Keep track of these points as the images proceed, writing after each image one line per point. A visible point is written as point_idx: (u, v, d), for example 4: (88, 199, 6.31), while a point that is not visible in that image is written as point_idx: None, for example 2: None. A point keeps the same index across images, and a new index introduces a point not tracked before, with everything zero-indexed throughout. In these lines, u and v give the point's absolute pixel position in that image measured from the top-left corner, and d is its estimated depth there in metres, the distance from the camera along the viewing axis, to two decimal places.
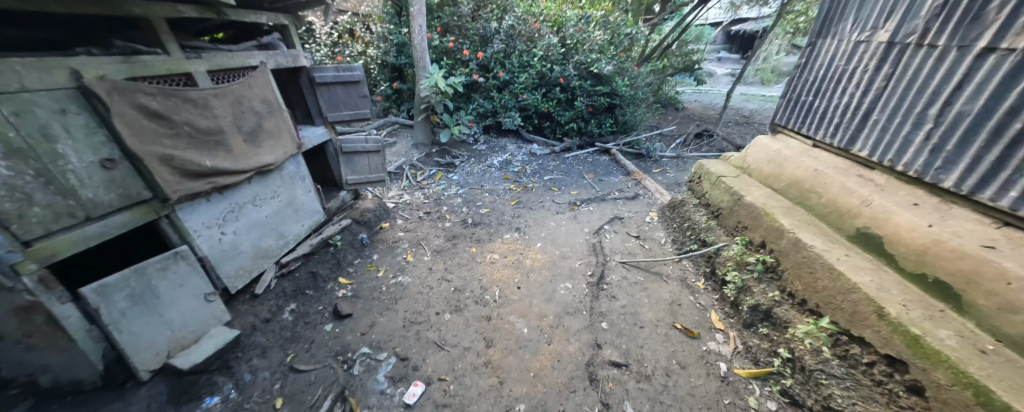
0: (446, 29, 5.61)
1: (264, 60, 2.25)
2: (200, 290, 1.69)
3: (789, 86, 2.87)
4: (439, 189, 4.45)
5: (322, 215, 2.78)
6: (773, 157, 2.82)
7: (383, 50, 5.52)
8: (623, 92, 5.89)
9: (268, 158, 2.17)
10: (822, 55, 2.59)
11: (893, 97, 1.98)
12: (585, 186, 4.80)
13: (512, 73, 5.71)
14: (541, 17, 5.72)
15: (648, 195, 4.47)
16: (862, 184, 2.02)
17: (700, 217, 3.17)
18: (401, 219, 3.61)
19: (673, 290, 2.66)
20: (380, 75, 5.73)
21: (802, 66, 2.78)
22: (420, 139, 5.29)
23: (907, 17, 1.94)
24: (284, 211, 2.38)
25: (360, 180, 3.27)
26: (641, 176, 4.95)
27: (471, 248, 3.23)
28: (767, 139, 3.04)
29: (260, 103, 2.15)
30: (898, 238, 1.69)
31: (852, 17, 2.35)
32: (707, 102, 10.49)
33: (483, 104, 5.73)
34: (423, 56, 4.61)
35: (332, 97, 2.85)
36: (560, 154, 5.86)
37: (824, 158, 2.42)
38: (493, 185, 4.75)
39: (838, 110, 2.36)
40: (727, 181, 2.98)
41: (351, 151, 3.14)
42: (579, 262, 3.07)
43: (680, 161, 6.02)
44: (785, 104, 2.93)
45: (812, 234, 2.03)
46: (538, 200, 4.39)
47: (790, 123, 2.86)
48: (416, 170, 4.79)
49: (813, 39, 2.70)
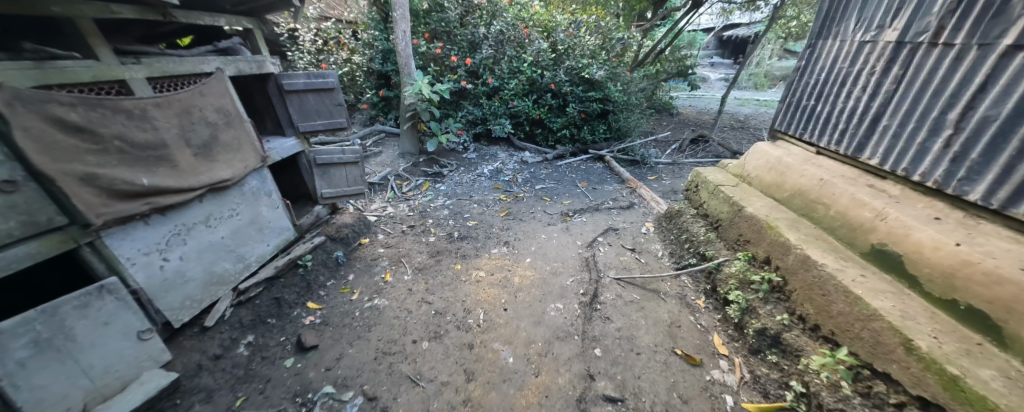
0: (435, 35, 5.50)
1: (220, 66, 2.07)
2: (131, 327, 1.49)
3: (789, 90, 2.73)
4: (425, 201, 4.27)
5: (292, 232, 2.58)
6: (774, 165, 2.66)
7: (368, 57, 5.37)
8: (616, 97, 5.76)
9: (224, 173, 1.97)
10: (823, 56, 2.45)
11: (905, 100, 1.83)
12: (578, 195, 4.63)
13: (502, 79, 5.56)
14: (531, 21, 5.59)
15: (643, 205, 4.30)
16: (874, 195, 1.86)
17: (699, 228, 3.00)
18: (383, 234, 3.40)
19: (671, 310, 2.47)
20: (366, 82, 5.59)
21: (802, 68, 2.64)
22: (406, 148, 5.09)
23: (917, 14, 1.79)
24: (245, 230, 2.18)
25: (336, 193, 3.07)
26: (636, 184, 4.79)
27: (456, 265, 3.02)
28: (766, 146, 2.88)
29: (214, 113, 1.96)
30: (920, 258, 1.51)
31: (856, 16, 2.20)
32: (702, 107, 10.42)
33: (472, 112, 5.58)
34: (408, 62, 4.44)
35: (303, 105, 2.68)
36: (552, 162, 5.70)
37: (829, 166, 2.25)
38: (482, 195, 4.56)
39: (844, 115, 2.21)
40: (726, 191, 2.83)
41: (326, 163, 2.96)
42: (570, 279, 2.87)
43: (675, 168, 5.88)
44: (784, 109, 2.78)
45: (822, 251, 1.86)
46: (529, 210, 4.21)
47: (791, 129, 2.71)
48: (402, 180, 4.60)
49: (813, 40, 2.56)
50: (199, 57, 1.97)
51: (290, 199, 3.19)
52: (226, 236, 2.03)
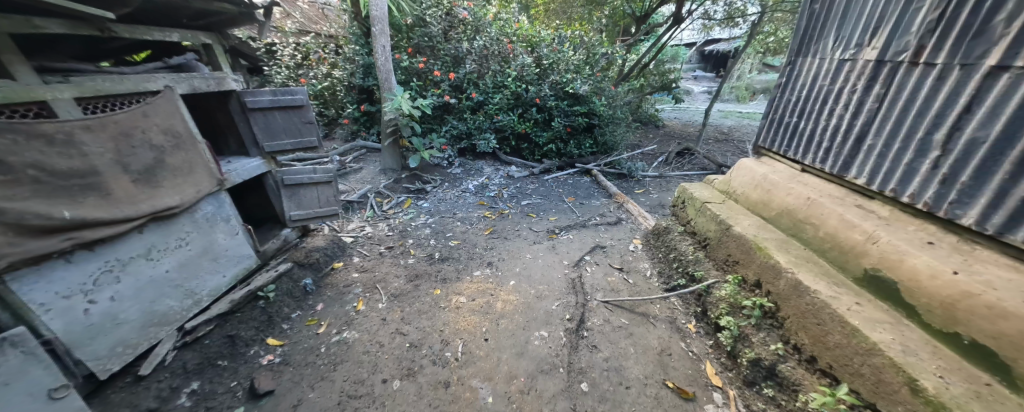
0: (418, 50, 5.43)
1: (170, 84, 1.95)
2: (40, 384, 1.33)
3: (771, 106, 2.70)
4: (406, 219, 4.10)
5: (254, 259, 2.42)
6: (759, 182, 2.61)
7: (349, 71, 5.24)
8: (601, 111, 5.75)
9: (169, 200, 1.83)
10: (804, 74, 2.43)
11: (888, 119, 1.78)
12: (564, 211, 4.53)
13: (486, 93, 5.50)
14: (514, 36, 5.57)
15: (631, 220, 4.22)
16: (863, 217, 1.79)
17: (687, 247, 2.91)
18: (358, 257, 3.22)
19: (661, 335, 2.34)
20: (347, 97, 5.43)
21: (783, 85, 2.62)
22: (388, 164, 4.94)
23: (896, 33, 1.76)
24: (197, 261, 2.02)
25: (307, 215, 2.92)
26: (623, 198, 4.73)
27: (436, 290, 2.85)
28: (751, 162, 2.84)
29: (159, 135, 1.83)
30: (917, 286, 1.42)
31: (834, 34, 2.19)
32: (687, 120, 10.58)
33: (457, 126, 5.49)
34: (388, 77, 4.33)
35: (268, 123, 2.55)
36: (538, 176, 5.62)
37: (816, 185, 2.20)
38: (466, 212, 4.42)
39: (827, 133, 2.17)
40: (713, 209, 2.76)
41: (295, 184, 2.82)
42: (555, 303, 2.73)
43: (662, 181, 5.86)
44: (767, 126, 2.75)
45: (813, 275, 1.78)
46: (514, 228, 4.08)
47: (775, 146, 2.68)
48: (383, 198, 4.44)
49: (793, 57, 2.54)
50: (145, 75, 1.84)
51: (258, 222, 2.99)
52: (172, 270, 1.88)
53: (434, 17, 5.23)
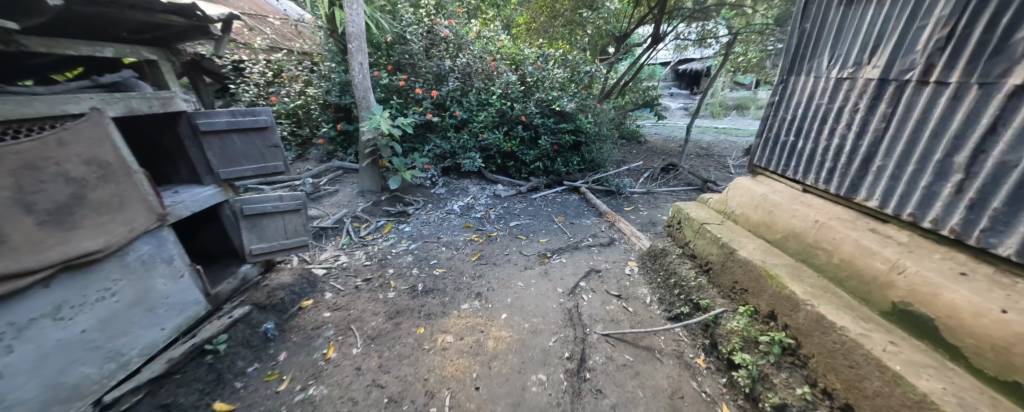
0: (398, 67, 5.28)
1: (99, 105, 1.69)
2: None
3: (765, 125, 2.64)
4: (386, 245, 3.80)
5: (204, 304, 2.10)
6: (759, 202, 2.51)
7: (324, 89, 4.99)
8: (587, 129, 5.69)
9: (89, 243, 1.55)
10: (798, 92, 2.37)
11: (898, 140, 1.70)
12: (555, 232, 4.34)
13: (470, 111, 5.34)
14: (498, 54, 5.49)
15: (623, 241, 4.07)
16: (882, 243, 1.67)
17: (687, 271, 2.76)
18: (331, 292, 2.89)
19: (671, 374, 2.14)
20: (322, 116, 5.16)
21: (776, 103, 2.56)
22: (367, 185, 4.63)
23: (899, 51, 1.70)
24: (125, 315, 1.71)
25: (270, 247, 2.61)
26: (614, 217, 4.60)
27: (419, 328, 2.55)
28: (748, 181, 2.75)
29: (79, 166, 1.57)
30: (962, 325, 1.29)
31: (829, 53, 2.14)
32: (668, 135, 10.79)
33: (440, 145, 5.29)
34: (366, 95, 4.09)
35: (226, 147, 2.29)
36: (526, 194, 5.44)
37: (822, 206, 2.09)
38: (451, 235, 4.16)
39: (830, 153, 2.08)
40: (714, 230, 2.63)
41: (257, 213, 2.51)
42: (552, 338, 2.49)
43: (650, 197, 5.80)
44: (762, 144, 2.68)
45: (835, 308, 1.63)
46: (503, 252, 3.85)
47: (772, 165, 2.60)
48: (360, 222, 4.13)
49: (785, 76, 2.50)
50: (66, 95, 1.58)
51: (213, 258, 2.63)
52: (90, 329, 1.57)
53: (414, 35, 5.09)
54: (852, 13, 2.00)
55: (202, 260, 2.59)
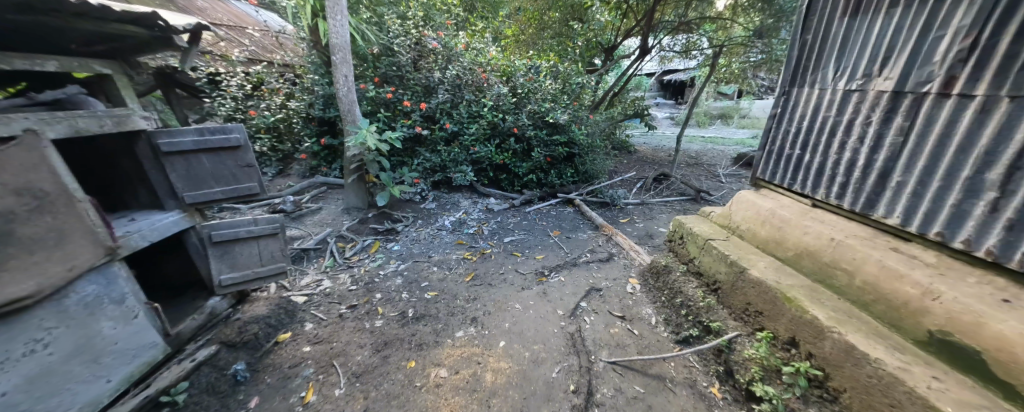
0: (386, 79, 5.13)
1: (37, 126, 1.45)
2: None
3: (767, 137, 2.57)
4: (374, 266, 3.57)
5: (163, 347, 1.84)
6: (767, 218, 2.41)
7: (307, 102, 4.80)
8: (580, 140, 5.61)
9: (16, 288, 1.32)
10: (801, 104, 2.31)
11: (919, 155, 1.62)
12: (551, 247, 4.18)
13: (460, 124, 5.19)
14: (488, 66, 5.39)
15: (622, 256, 3.93)
16: (909, 264, 1.57)
17: (694, 290, 2.63)
18: (312, 322, 2.64)
19: (686, 407, 1.97)
20: (304, 130, 4.93)
21: (778, 115, 2.49)
22: (352, 202, 4.39)
23: (915, 63, 1.64)
24: (61, 369, 1.46)
25: (243, 276, 2.37)
26: (611, 230, 4.47)
27: (410, 362, 2.33)
28: (752, 195, 2.66)
29: (6, 197, 1.33)
30: (1016, 360, 1.17)
31: (834, 65, 2.08)
32: (657, 144, 10.86)
33: (430, 159, 5.10)
34: (351, 109, 3.90)
35: (193, 169, 2.07)
36: (519, 208, 5.28)
37: (835, 223, 2.00)
38: (443, 253, 3.95)
39: (841, 167, 2.00)
40: (720, 247, 2.51)
41: (228, 239, 2.28)
42: (555, 368, 2.30)
43: (645, 208, 5.72)
44: (765, 157, 2.60)
45: (864, 337, 1.51)
46: (498, 271, 3.65)
47: (776, 178, 2.52)
48: (345, 242, 3.89)
49: (786, 88, 2.44)
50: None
51: (178, 289, 2.37)
52: (13, 390, 1.32)
53: (402, 46, 4.96)
54: (857, 25, 1.95)
55: (165, 292, 2.33)
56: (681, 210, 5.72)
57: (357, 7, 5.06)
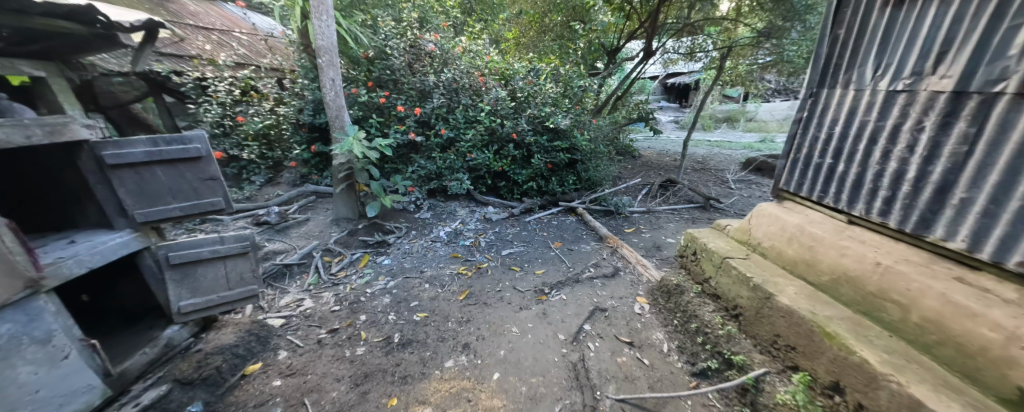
0: (380, 84, 4.94)
1: None
2: None
3: (793, 144, 2.30)
4: (361, 283, 3.33)
5: (101, 391, 1.59)
6: (794, 235, 2.14)
7: (296, 107, 4.60)
8: (583, 146, 5.35)
9: None
10: (833, 107, 2.04)
11: (990, 167, 1.35)
12: (552, 261, 3.91)
13: (457, 129, 4.96)
14: (486, 69, 5.17)
15: (629, 271, 3.66)
16: (982, 300, 1.30)
17: (711, 315, 2.36)
18: (286, 350, 2.38)
19: None
20: (294, 136, 4.73)
21: (804, 120, 2.23)
22: (342, 213, 4.15)
23: (982, 58, 1.37)
24: None
25: (207, 302, 2.14)
26: (616, 242, 4.20)
27: (391, 400, 2.06)
28: (775, 207, 2.39)
29: None
30: None
31: (873, 62, 1.82)
32: (661, 149, 10.58)
33: (425, 166, 4.89)
34: (339, 114, 3.67)
35: (146, 183, 1.85)
36: (519, 217, 5.03)
37: (879, 243, 1.73)
38: (436, 268, 3.69)
39: (884, 180, 1.74)
40: (741, 267, 2.25)
41: (189, 261, 2.06)
42: (556, 407, 2.03)
43: (651, 217, 5.44)
44: (790, 165, 2.34)
45: (932, 391, 1.23)
46: (494, 287, 3.39)
47: (803, 190, 2.25)
48: (332, 256, 3.66)
49: (813, 89, 2.17)
50: None
51: (135, 316, 2.17)
52: None
53: (396, 49, 4.77)
54: (902, 16, 1.69)
55: (120, 319, 2.14)
56: (690, 219, 5.43)
57: (350, 9, 4.88)
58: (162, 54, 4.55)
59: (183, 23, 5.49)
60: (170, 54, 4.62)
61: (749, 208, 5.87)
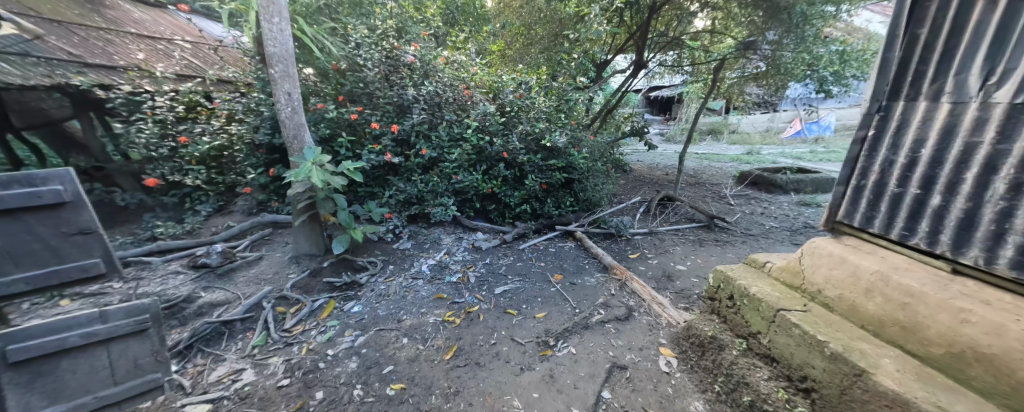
0: (352, 98, 4.43)
1: None
2: None
3: (862, 170, 1.89)
4: (322, 340, 2.69)
5: None
6: (873, 285, 1.71)
7: (252, 126, 3.98)
8: (580, 165, 4.90)
9: None
10: (916, 125, 1.66)
11: None
12: (554, 300, 3.36)
13: (440, 149, 4.41)
14: (472, 82, 4.70)
15: (644, 310, 3.16)
16: None
17: (768, 385, 1.89)
18: None
19: None
20: (249, 159, 4.09)
21: (870, 140, 1.85)
22: (303, 249, 3.49)
23: None
24: None
25: (78, 408, 1.52)
26: (624, 273, 3.69)
27: None
28: (836, 245, 1.98)
29: None
30: None
31: (980, 68, 1.43)
32: (651, 162, 10.38)
33: (404, 189, 4.34)
34: (297, 133, 3.07)
35: None
36: (512, 244, 4.48)
37: (1016, 307, 1.29)
38: (418, 314, 3.08)
39: (1015, 220, 1.31)
40: (804, 324, 1.80)
41: (39, 355, 1.42)
42: None
43: (655, 240, 5.01)
44: (854, 194, 1.94)
45: None
46: (487, 339, 2.82)
47: (875, 226, 1.84)
48: (288, 305, 3.00)
49: (882, 102, 1.81)
50: None
51: None
52: None
53: (369, 60, 4.26)
54: None
55: None
56: (696, 241, 5.01)
57: (315, 16, 4.32)
58: (86, 64, 3.87)
59: (124, 32, 4.86)
60: (98, 65, 3.96)
61: (755, 227, 5.52)
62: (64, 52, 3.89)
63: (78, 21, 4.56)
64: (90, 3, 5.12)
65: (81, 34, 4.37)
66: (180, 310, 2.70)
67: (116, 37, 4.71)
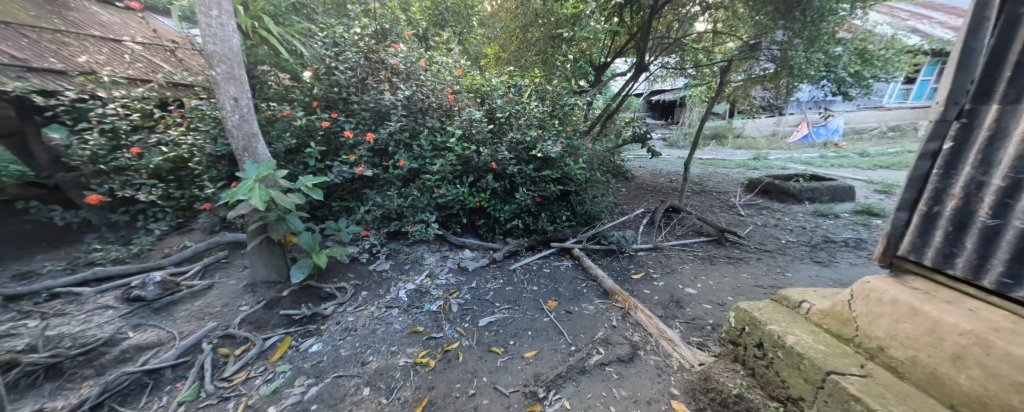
0: (328, 105, 4.06)
1: None
2: None
3: (941, 192, 1.47)
4: (266, 391, 2.25)
5: None
6: (963, 350, 1.27)
7: (209, 135, 3.62)
8: (577, 175, 4.46)
9: None
10: (1020, 134, 1.25)
11: None
12: (546, 335, 2.91)
13: (422, 159, 3.99)
14: (458, 85, 4.30)
15: (651, 348, 2.70)
16: None
17: None
18: None
19: None
20: (208, 172, 3.69)
21: (947, 154, 1.44)
22: (261, 275, 3.07)
23: None
24: None
25: None
26: (628, 300, 3.23)
27: None
28: (900, 289, 1.55)
29: None
30: None
31: None
32: (654, 169, 9.97)
33: (382, 203, 3.91)
34: (246, 145, 2.64)
35: None
36: (502, 264, 4.04)
37: None
38: (386, 353, 2.64)
39: None
40: (864, 391, 1.37)
41: None
42: None
43: (660, 257, 4.55)
44: (924, 223, 1.51)
45: None
46: (463, 388, 2.36)
47: (961, 267, 1.40)
48: (234, 346, 2.57)
49: (966, 105, 1.40)
50: None
51: None
52: None
53: (344, 62, 3.87)
54: None
55: None
56: (706, 258, 4.55)
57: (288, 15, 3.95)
58: (30, 68, 3.48)
59: (83, 35, 4.48)
60: (43, 69, 3.57)
61: (769, 241, 5.05)
62: (5, 55, 3.51)
63: (32, 22, 4.20)
64: (51, 6, 4.81)
65: (32, 37, 4.01)
66: (98, 357, 2.27)
67: (75, 39, 4.35)
